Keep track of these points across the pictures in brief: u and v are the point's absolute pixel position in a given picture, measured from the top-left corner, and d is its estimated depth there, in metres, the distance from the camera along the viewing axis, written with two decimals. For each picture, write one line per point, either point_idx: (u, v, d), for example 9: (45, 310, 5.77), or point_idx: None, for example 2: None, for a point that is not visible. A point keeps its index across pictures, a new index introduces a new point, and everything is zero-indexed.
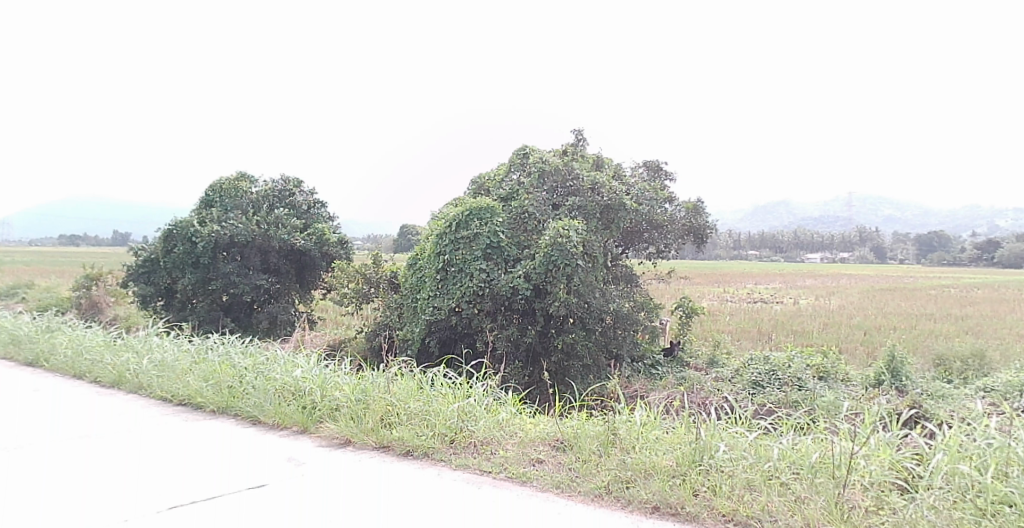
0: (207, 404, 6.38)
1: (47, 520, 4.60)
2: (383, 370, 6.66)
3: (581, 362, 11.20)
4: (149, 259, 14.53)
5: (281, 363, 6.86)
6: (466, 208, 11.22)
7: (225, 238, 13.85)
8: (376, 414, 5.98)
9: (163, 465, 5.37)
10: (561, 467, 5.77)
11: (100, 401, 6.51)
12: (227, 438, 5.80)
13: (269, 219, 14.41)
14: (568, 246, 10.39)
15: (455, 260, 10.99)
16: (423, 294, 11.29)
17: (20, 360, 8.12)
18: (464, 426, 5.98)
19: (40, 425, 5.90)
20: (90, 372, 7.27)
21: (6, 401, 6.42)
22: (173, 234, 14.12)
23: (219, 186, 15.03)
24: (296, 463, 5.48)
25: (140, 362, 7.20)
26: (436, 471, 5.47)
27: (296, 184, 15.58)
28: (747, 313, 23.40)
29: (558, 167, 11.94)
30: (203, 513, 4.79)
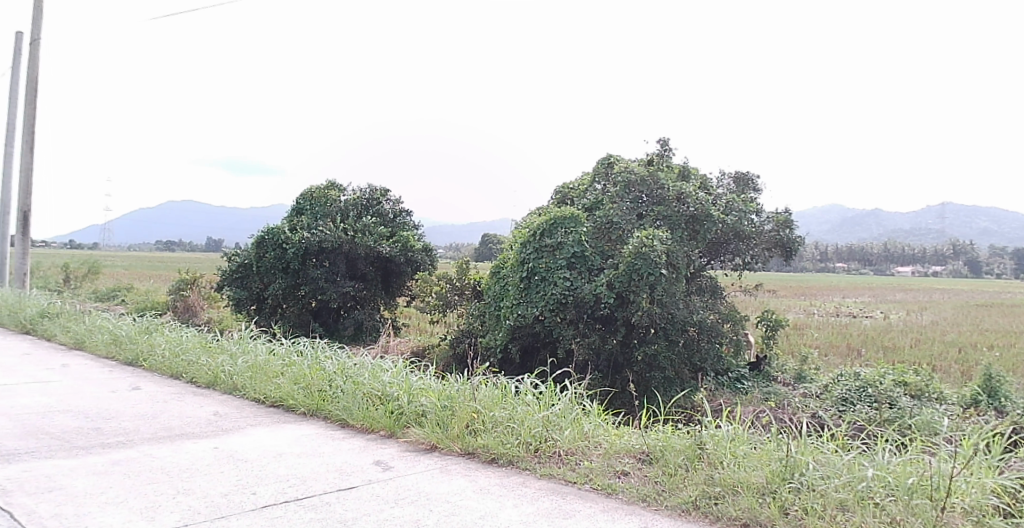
0: (298, 406, 6.48)
1: (147, 514, 4.72)
2: (468, 375, 6.60)
3: (663, 373, 11.33)
4: (243, 264, 14.92)
5: (369, 368, 6.86)
6: (551, 216, 11.44)
7: (315, 244, 14.31)
8: (461, 421, 5.94)
9: (256, 464, 5.46)
10: (647, 480, 5.65)
11: (194, 401, 6.68)
12: (317, 440, 5.87)
13: (357, 227, 14.84)
14: (652, 255, 10.42)
15: (539, 268, 11.22)
16: (506, 303, 11.53)
17: (121, 359, 8.43)
18: (549, 435, 5.90)
19: (139, 422, 6.09)
20: (187, 371, 7.49)
21: (105, 399, 6.67)
22: (266, 240, 14.58)
23: (309, 194, 15.47)
24: (384, 467, 5.51)
25: (233, 363, 7.37)
26: (520, 480, 5.41)
27: (383, 193, 15.98)
28: (835, 327, 22.87)
29: (644, 178, 12.13)
30: (293, 512, 4.83)
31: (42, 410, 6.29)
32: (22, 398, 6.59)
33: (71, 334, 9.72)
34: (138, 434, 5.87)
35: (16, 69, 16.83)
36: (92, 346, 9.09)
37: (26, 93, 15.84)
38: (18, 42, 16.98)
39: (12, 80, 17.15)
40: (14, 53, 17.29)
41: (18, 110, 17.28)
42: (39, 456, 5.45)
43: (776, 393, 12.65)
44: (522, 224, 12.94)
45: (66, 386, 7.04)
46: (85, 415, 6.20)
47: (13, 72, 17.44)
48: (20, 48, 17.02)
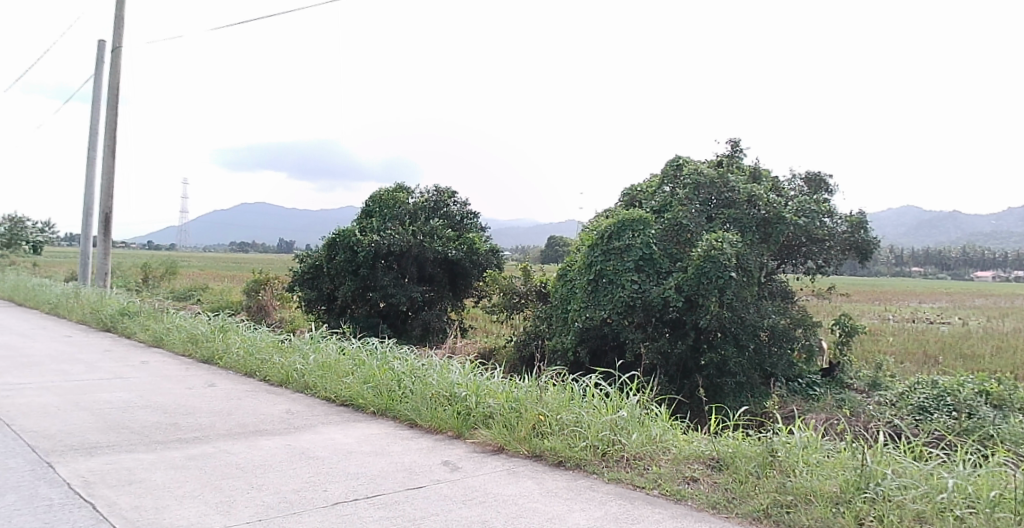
0: (368, 406, 6.57)
1: (222, 509, 4.83)
2: (535, 377, 6.55)
3: (735, 379, 11.35)
4: (313, 266, 15.83)
5: (438, 368, 6.89)
6: (619, 220, 11.83)
7: (384, 247, 14.86)
8: (528, 422, 5.92)
9: (327, 461, 5.53)
10: (717, 486, 5.50)
11: (266, 399, 6.82)
12: (385, 439, 5.92)
13: (425, 230, 15.37)
14: (722, 258, 10.63)
15: (607, 270, 11.61)
16: (575, 305, 12.05)
17: (197, 357, 8.71)
18: (617, 438, 5.82)
19: (216, 417, 6.25)
20: (260, 370, 7.68)
21: (183, 394, 6.89)
22: (336, 243, 15.36)
23: (379, 197, 16.02)
24: (452, 467, 5.52)
25: (305, 362, 7.51)
26: (588, 483, 5.35)
27: (450, 196, 16.33)
28: (910, 334, 22.17)
29: (713, 180, 12.09)
30: (363, 510, 4.87)
31: (124, 404, 6.51)
32: (106, 393, 6.85)
33: (150, 332, 10.07)
34: (214, 429, 6.02)
35: (98, 76, 17.47)
36: (171, 344, 9.38)
37: (107, 100, 16.45)
38: (98, 50, 17.62)
39: (94, 88, 17.83)
40: (96, 62, 17.96)
41: (100, 116, 17.93)
42: (120, 449, 5.63)
43: (850, 400, 12.46)
44: (590, 227, 13.26)
45: (147, 382, 7.29)
46: (163, 410, 6.39)
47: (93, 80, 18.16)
48: (101, 56, 17.66)
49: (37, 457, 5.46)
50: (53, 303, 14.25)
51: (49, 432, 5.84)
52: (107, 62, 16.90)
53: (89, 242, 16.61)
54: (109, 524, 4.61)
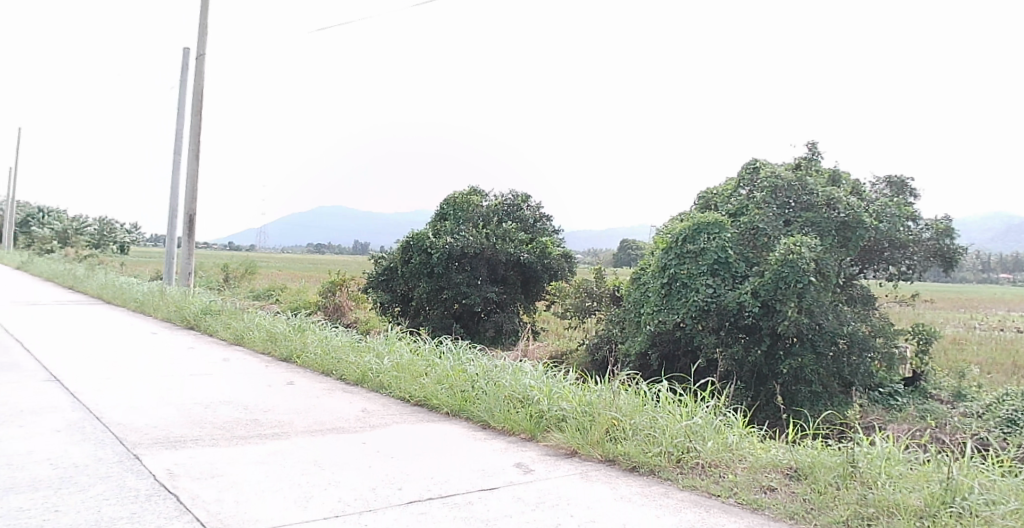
0: (441, 406, 6.62)
1: (298, 506, 4.90)
2: (608, 380, 6.48)
3: (809, 387, 11.63)
4: (388, 267, 17.63)
5: (511, 370, 6.91)
6: (695, 224, 12.15)
7: (458, 248, 16.25)
8: (601, 426, 5.86)
9: (402, 461, 5.58)
10: (795, 496, 5.29)
11: (342, 398, 6.94)
12: (459, 440, 5.94)
13: (498, 233, 16.84)
14: (800, 263, 10.93)
15: (680, 274, 12.01)
16: (648, 309, 12.44)
17: (276, 355, 8.94)
18: (692, 445, 5.72)
19: (294, 415, 6.38)
20: (336, 369, 7.84)
21: (264, 390, 7.08)
22: (411, 246, 16.93)
23: (453, 201, 17.61)
24: (525, 470, 5.51)
25: (380, 362, 7.63)
26: (662, 490, 5.26)
27: (523, 200, 17.92)
28: (999, 343, 21.33)
29: (792, 183, 12.58)
30: (436, 511, 4.88)
31: (207, 400, 6.71)
32: (190, 388, 7.07)
33: (230, 330, 10.38)
34: (292, 426, 6.14)
35: (183, 83, 18.05)
36: (251, 342, 9.65)
37: (190, 106, 17.03)
38: (182, 57, 18.19)
39: (178, 93, 18.44)
40: (181, 69, 18.57)
41: (184, 121, 18.52)
42: (203, 444, 5.79)
43: (932, 411, 12.62)
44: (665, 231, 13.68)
45: (227, 378, 7.51)
46: (243, 407, 6.56)
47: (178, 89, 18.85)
48: (186, 63, 18.24)
49: (125, 449, 5.66)
50: (139, 301, 14.83)
51: (137, 425, 6.05)
52: (191, 69, 17.44)
53: (174, 243, 17.18)
54: (193, 517, 4.74)
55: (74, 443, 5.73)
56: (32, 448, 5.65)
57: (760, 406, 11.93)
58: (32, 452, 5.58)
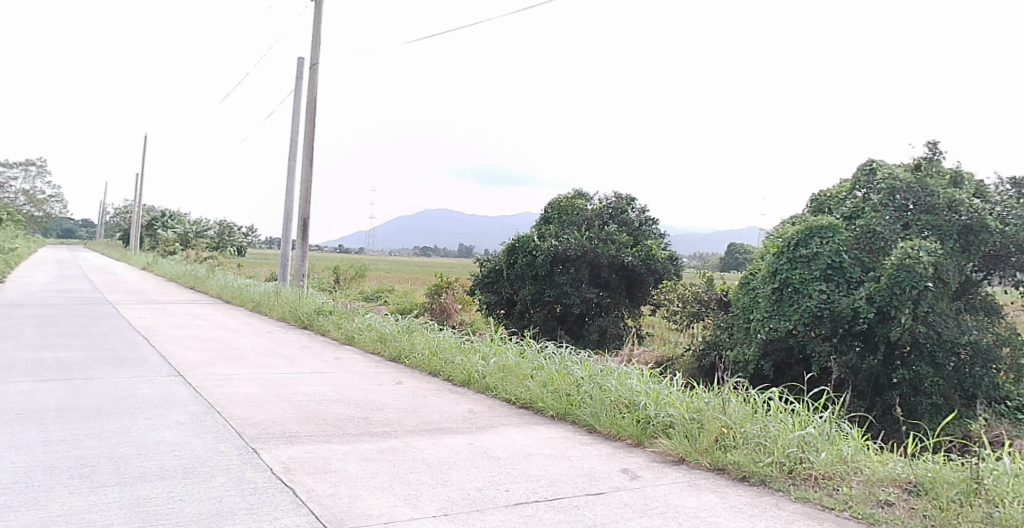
0: (547, 409, 6.68)
1: (404, 504, 4.98)
2: (716, 387, 6.37)
3: (929, 400, 12.27)
4: (493, 271, 21.50)
5: (617, 374, 6.88)
6: (809, 228, 13.28)
7: (561, 250, 19.48)
8: (710, 434, 5.77)
9: (508, 462, 5.63)
10: (914, 512, 4.94)
11: (449, 398, 7.07)
12: (565, 443, 5.97)
13: (601, 236, 19.92)
14: (917, 268, 11.78)
15: (793, 279, 13.18)
16: (759, 314, 13.67)
17: (385, 355, 9.20)
18: (805, 456, 5.55)
19: (402, 414, 6.52)
20: (443, 369, 8.02)
21: (374, 388, 7.30)
22: (516, 248, 20.74)
23: (560, 205, 21.21)
24: (631, 475, 5.48)
25: (485, 363, 7.75)
26: (773, 500, 5.12)
27: (628, 202, 20.88)
28: None
29: (910, 185, 13.37)
30: (543, 514, 4.88)
31: (322, 397, 6.98)
32: (304, 386, 7.31)
33: (342, 330, 10.70)
34: (401, 425, 6.28)
35: (298, 91, 18.71)
36: (362, 343, 9.92)
37: (305, 113, 17.67)
38: (297, 68, 18.84)
39: (292, 101, 19.16)
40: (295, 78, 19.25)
41: (298, 128, 19.22)
42: (317, 440, 5.99)
43: None
44: (778, 233, 14.75)
45: (339, 377, 7.76)
46: (355, 405, 6.75)
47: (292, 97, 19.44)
48: (301, 73, 18.89)
49: (244, 442, 5.91)
50: (255, 301, 15.49)
51: (255, 420, 6.32)
52: (306, 78, 18.07)
53: (288, 245, 17.85)
54: (309, 510, 4.91)
55: (197, 435, 6.02)
56: (158, 440, 5.95)
57: (879, 417, 12.67)
58: (159, 443, 5.90)
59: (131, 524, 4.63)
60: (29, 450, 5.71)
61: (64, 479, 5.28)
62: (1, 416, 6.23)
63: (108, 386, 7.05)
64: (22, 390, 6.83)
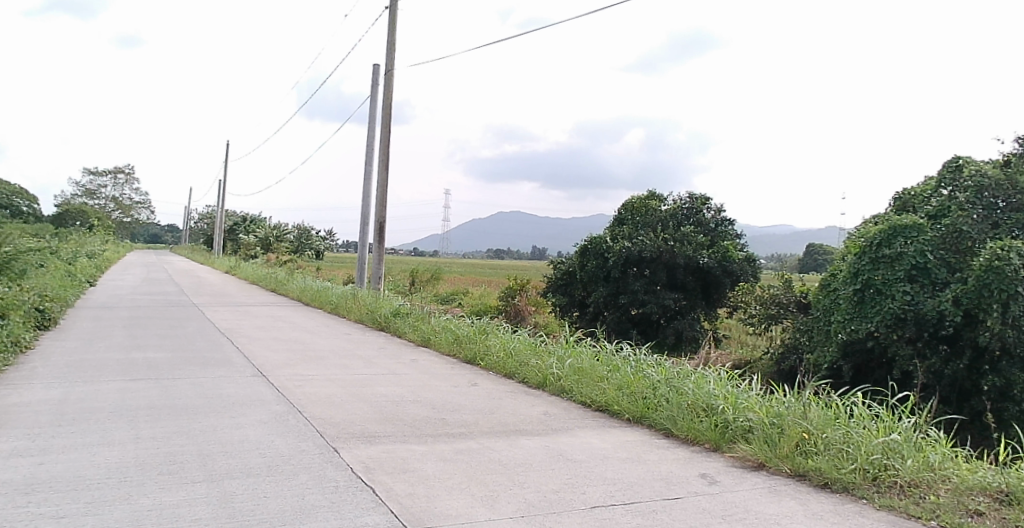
0: (623, 412, 6.71)
1: (481, 506, 5.04)
2: (796, 392, 6.27)
3: (1020, 407, 12.67)
4: (567, 273, 27.44)
5: (694, 377, 6.85)
6: (893, 229, 14.40)
7: (634, 251, 24.91)
8: (790, 439, 5.68)
9: (585, 465, 5.65)
10: (1007, 522, 4.64)
11: (524, 400, 7.18)
12: (641, 446, 5.98)
13: (673, 238, 25.44)
14: (1007, 270, 12.26)
15: (876, 280, 14.23)
16: (842, 316, 14.81)
17: (461, 357, 9.38)
18: (890, 463, 5.36)
19: (479, 416, 6.61)
20: (519, 371, 8.16)
21: (450, 389, 7.46)
22: (590, 251, 26.37)
23: (634, 210, 27.18)
24: (710, 480, 5.42)
25: (560, 365, 7.85)
26: (855, 508, 4.96)
27: (702, 203, 26.73)
28: None
29: (999, 183, 14.73)
30: (620, 517, 4.86)
31: (400, 397, 7.13)
32: (382, 387, 7.48)
33: (418, 332, 10.94)
34: (478, 426, 6.37)
35: (374, 95, 18.94)
36: (438, 344, 10.14)
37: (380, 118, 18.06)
38: (373, 74, 19.09)
39: (369, 105, 19.50)
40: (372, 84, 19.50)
41: (375, 131, 19.47)
42: (395, 440, 6.11)
43: None
44: (861, 232, 15.90)
45: (417, 378, 7.94)
46: (431, 406, 6.87)
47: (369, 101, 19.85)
48: (378, 77, 19.15)
49: (325, 442, 6.06)
50: (334, 303, 15.82)
51: (335, 420, 6.47)
52: (381, 84, 18.37)
53: (365, 248, 18.08)
54: (388, 509, 5.00)
55: (279, 434, 6.21)
56: (243, 438, 6.15)
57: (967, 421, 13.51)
58: (243, 441, 6.10)
59: (219, 519, 4.80)
60: (121, 446, 5.97)
61: (154, 474, 5.50)
62: (97, 413, 6.56)
63: (195, 386, 7.35)
64: (115, 389, 7.18)
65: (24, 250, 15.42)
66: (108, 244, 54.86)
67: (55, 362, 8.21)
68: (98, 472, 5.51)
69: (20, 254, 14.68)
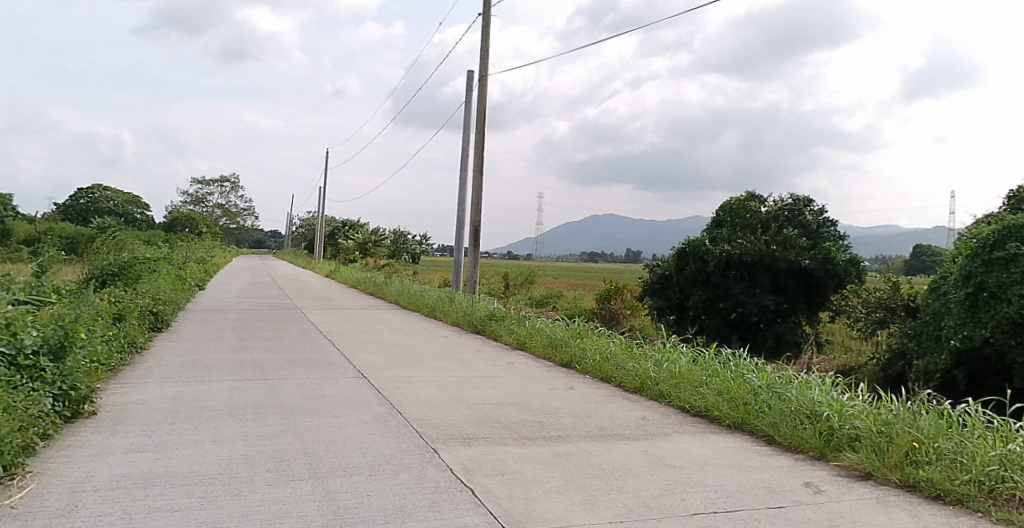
0: (723, 418, 6.71)
1: (579, 508, 5.04)
2: (907, 400, 6.10)
3: None
4: (661, 277, 30.63)
5: (796, 384, 6.79)
6: (1004, 230, 16.30)
7: (737, 255, 27.86)
8: (900, 448, 5.51)
9: (684, 471, 5.62)
10: None
11: (621, 404, 7.26)
12: (741, 453, 5.93)
13: (775, 241, 28.16)
14: None
15: (990, 283, 15.93)
16: (955, 317, 16.78)
17: (556, 360, 9.57)
18: (1010, 475, 5.06)
19: (577, 420, 6.69)
20: (615, 375, 8.29)
21: (547, 393, 7.63)
22: (689, 256, 29.38)
23: (733, 212, 30.27)
24: (815, 489, 5.30)
25: (657, 369, 7.94)
26: (970, 520, 4.71)
27: (805, 204, 29.87)
28: None
29: None
30: (723, 522, 4.77)
31: (497, 400, 7.28)
32: (479, 389, 7.66)
33: (513, 336, 11.20)
34: (575, 430, 6.45)
35: (467, 100, 19.14)
36: (533, 347, 10.37)
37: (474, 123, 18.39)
38: (466, 80, 19.34)
39: (462, 111, 19.77)
40: (465, 91, 19.75)
41: (468, 135, 19.70)
42: (493, 442, 6.22)
43: None
44: (973, 233, 17.99)
45: (514, 381, 8.13)
46: (528, 409, 6.99)
47: (463, 106, 20.24)
48: (471, 80, 19.39)
49: (425, 442, 6.22)
50: (431, 307, 16.04)
51: (434, 423, 6.62)
52: (475, 89, 18.64)
53: (461, 252, 18.43)
54: (488, 510, 5.04)
55: (379, 434, 6.40)
56: (345, 437, 6.36)
57: None
58: (346, 440, 6.29)
59: (323, 516, 4.94)
60: (231, 443, 6.24)
61: (262, 471, 5.72)
62: (209, 412, 6.91)
63: (300, 387, 7.67)
64: (226, 388, 7.58)
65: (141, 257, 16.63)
66: (217, 250, 58.58)
67: (169, 362, 8.75)
68: (210, 467, 5.78)
69: (136, 261, 15.76)
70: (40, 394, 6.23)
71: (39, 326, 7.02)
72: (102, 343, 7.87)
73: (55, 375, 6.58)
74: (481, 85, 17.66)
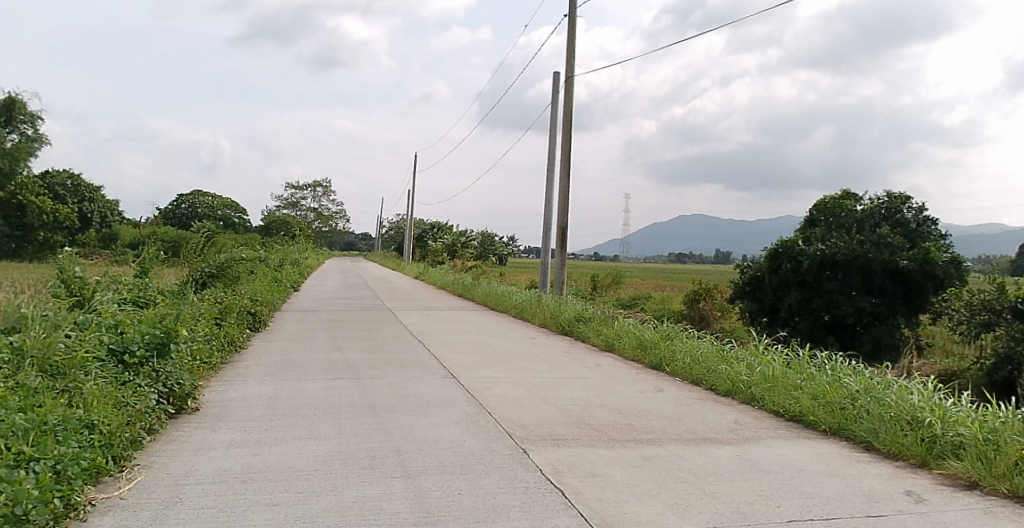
0: (819, 423, 6.63)
1: (671, 512, 5.01)
2: (1015, 408, 5.88)
3: None
4: (754, 279, 30.52)
5: (896, 389, 6.65)
6: None
7: (829, 254, 27.10)
8: (1009, 456, 5.30)
9: (778, 477, 5.56)
10: None
11: (713, 407, 7.24)
12: (838, 460, 5.82)
13: (870, 241, 27.15)
14: None
15: None
16: None
17: (646, 362, 9.57)
18: None
19: (668, 423, 6.70)
20: (707, 378, 8.28)
21: (637, 396, 7.67)
22: (782, 257, 29.02)
23: (829, 211, 29.58)
24: (916, 498, 5.15)
25: (750, 373, 7.91)
26: None
27: (903, 201, 28.69)
28: None
29: None
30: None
31: (586, 402, 7.36)
32: (569, 391, 7.74)
33: (602, 337, 11.25)
34: (665, 433, 6.46)
35: (553, 100, 19.15)
36: (622, 349, 10.42)
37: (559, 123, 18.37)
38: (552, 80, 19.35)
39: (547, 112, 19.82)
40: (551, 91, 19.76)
41: (554, 136, 19.70)
42: (582, 443, 6.27)
43: None
44: None
45: (605, 383, 8.19)
46: (619, 412, 7.03)
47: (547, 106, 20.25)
48: (557, 81, 19.37)
49: (515, 443, 6.31)
50: (518, 308, 16.23)
51: (523, 424, 6.72)
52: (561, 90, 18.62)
53: (548, 253, 18.41)
54: (578, 512, 5.07)
55: (468, 434, 6.52)
56: (436, 435, 6.53)
57: None
58: (436, 440, 6.43)
59: (415, 513, 5.06)
60: (326, 440, 6.47)
61: (356, 468, 5.90)
62: (305, 409, 7.18)
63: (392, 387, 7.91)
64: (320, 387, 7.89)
65: (238, 259, 17.41)
66: (309, 251, 60.96)
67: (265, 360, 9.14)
68: (307, 463, 5.99)
69: (232, 262, 16.49)
70: (147, 390, 6.59)
71: (146, 325, 7.41)
72: (203, 342, 8.27)
73: (159, 372, 6.95)
74: (566, 84, 17.62)
